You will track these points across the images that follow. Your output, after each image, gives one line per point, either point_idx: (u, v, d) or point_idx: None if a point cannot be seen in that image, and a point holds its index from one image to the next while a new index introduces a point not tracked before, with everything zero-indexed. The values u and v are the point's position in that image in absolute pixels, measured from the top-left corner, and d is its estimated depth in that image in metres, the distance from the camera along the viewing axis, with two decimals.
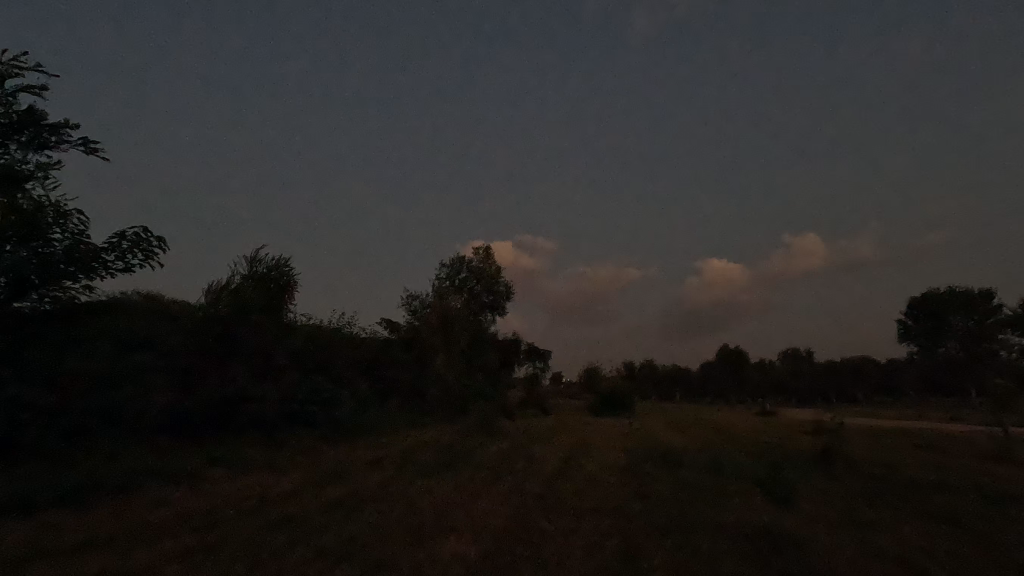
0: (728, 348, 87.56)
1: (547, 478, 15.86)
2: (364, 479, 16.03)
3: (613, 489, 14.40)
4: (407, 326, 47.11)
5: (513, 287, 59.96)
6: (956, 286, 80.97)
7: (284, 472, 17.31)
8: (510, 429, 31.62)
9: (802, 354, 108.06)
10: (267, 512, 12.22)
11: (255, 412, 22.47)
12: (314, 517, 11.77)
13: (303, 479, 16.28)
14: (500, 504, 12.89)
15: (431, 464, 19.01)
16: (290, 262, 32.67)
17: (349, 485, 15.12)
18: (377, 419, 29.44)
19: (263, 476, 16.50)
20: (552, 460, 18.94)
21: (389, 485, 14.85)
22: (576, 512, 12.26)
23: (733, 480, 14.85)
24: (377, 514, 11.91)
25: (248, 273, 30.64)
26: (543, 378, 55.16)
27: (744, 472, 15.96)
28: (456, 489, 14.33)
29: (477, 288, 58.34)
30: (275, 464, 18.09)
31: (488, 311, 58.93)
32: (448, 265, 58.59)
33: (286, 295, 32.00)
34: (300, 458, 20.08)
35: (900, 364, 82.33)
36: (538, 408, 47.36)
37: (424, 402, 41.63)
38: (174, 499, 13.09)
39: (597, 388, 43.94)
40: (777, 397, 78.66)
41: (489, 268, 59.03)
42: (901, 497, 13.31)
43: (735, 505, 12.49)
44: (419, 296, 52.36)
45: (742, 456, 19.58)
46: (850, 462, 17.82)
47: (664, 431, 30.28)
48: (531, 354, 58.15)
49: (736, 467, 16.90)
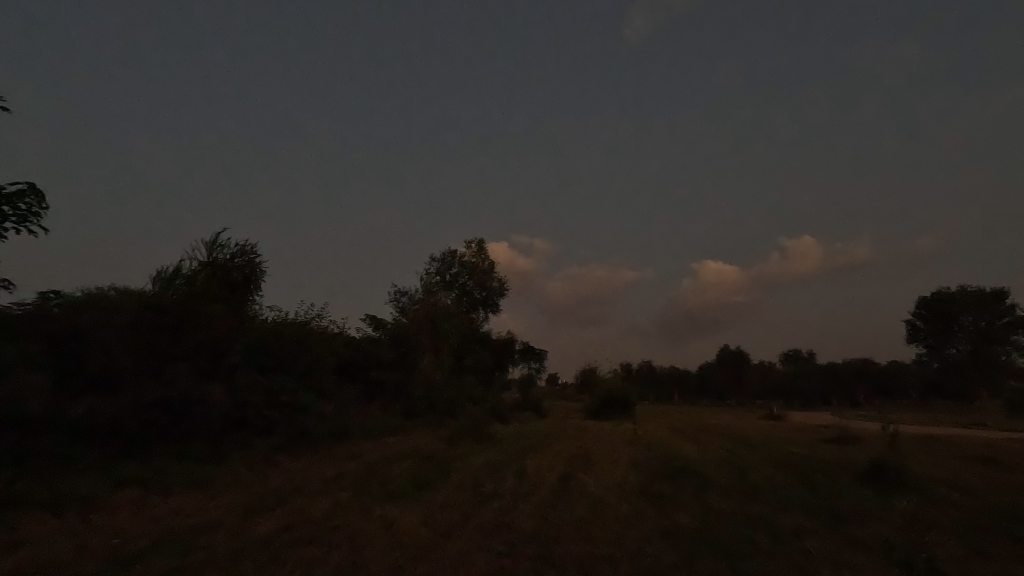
0: (728, 349, 84.78)
1: (541, 504, 12.79)
2: (312, 505, 12.83)
3: (625, 525, 11.24)
4: (392, 323, 43.81)
5: (506, 283, 56.64)
6: (967, 285, 78.21)
7: (218, 495, 14.10)
8: (502, 435, 28.52)
9: (803, 355, 105.28)
10: (157, 561, 9.03)
11: (200, 419, 19.19)
12: (217, 570, 8.61)
13: (238, 504, 13.09)
14: (480, 549, 9.73)
15: (403, 483, 15.84)
16: (255, 248, 29.17)
17: (289, 515, 11.92)
18: (353, 424, 26.27)
19: (187, 501, 13.28)
20: (549, 478, 15.79)
21: (339, 515, 11.70)
22: (578, 563, 9.18)
23: (779, 513, 11.73)
24: (305, 566, 8.77)
25: (207, 260, 27.27)
26: (539, 379, 51.89)
27: (789, 500, 12.82)
28: (423, 522, 11.20)
29: (469, 284, 55.03)
30: (210, 484, 14.92)
31: (480, 308, 55.60)
32: (439, 259, 55.27)
33: (252, 284, 28.57)
34: (248, 473, 16.93)
35: (906, 366, 79.63)
36: (532, 411, 44.21)
37: (409, 405, 38.43)
38: (39, 539, 9.90)
39: (598, 390, 40.81)
40: (780, 400, 75.76)
41: (482, 263, 55.73)
42: (1007, 548, 10.19)
43: (791, 559, 9.38)
44: (407, 292, 49.06)
45: (774, 473, 16.54)
46: (909, 485, 14.79)
47: (674, 439, 27.22)
48: (526, 353, 54.89)
49: (773, 491, 13.82)
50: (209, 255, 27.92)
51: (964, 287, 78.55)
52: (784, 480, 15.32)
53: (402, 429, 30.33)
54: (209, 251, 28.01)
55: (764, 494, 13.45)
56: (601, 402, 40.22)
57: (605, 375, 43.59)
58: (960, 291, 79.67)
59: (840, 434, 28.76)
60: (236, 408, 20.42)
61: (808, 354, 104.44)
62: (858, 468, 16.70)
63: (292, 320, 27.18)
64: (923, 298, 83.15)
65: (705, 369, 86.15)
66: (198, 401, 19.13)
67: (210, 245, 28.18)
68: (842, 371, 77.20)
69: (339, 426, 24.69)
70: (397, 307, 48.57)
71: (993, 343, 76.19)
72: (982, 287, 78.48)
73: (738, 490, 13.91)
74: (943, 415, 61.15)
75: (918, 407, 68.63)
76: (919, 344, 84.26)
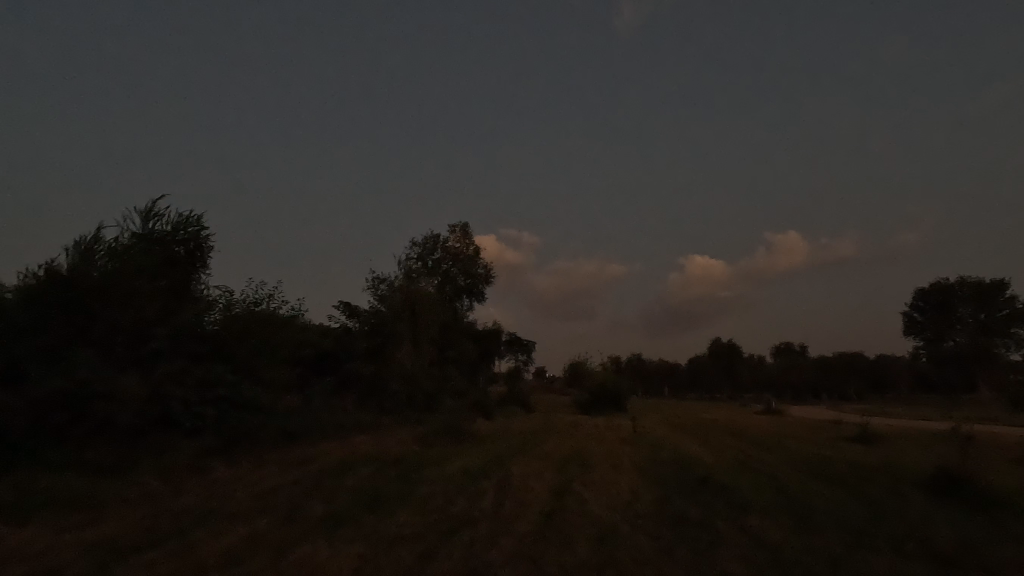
0: (720, 341, 82.38)
1: (525, 539, 9.58)
2: (216, 540, 9.54)
3: None
4: (367, 311, 40.19)
5: (492, 270, 53.05)
6: (966, 275, 75.88)
7: (97, 522, 10.74)
8: (485, 433, 25.29)
9: (793, 347, 103.16)
10: None
11: (109, 418, 15.70)
12: None
13: (114, 540, 9.74)
14: None
15: (353, 500, 12.51)
16: (201, 220, 25.30)
17: (173, 564, 8.58)
18: (314, 421, 22.75)
19: (47, 536, 9.93)
20: (539, 494, 12.54)
21: (241, 563, 8.43)
22: None
23: (857, 562, 8.59)
24: None
25: (141, 232, 23.47)
26: (527, 372, 48.57)
27: (861, 537, 9.68)
28: None
29: (452, 270, 51.47)
30: (94, 509, 11.48)
31: (465, 297, 52.04)
32: (420, 244, 51.60)
33: (197, 260, 24.82)
34: (161, 487, 13.56)
35: (902, 359, 77.59)
36: (518, 405, 41.07)
37: (384, 400, 34.93)
38: None
39: (589, 383, 37.65)
40: (772, 393, 73.41)
41: (466, 248, 52.10)
42: None
43: None
44: (385, 278, 45.35)
45: (815, 486, 13.49)
46: (996, 506, 11.84)
47: (678, 437, 24.14)
48: (514, 344, 51.51)
49: (835, 519, 10.63)
50: (144, 226, 24.09)
51: (964, 278, 76.15)
52: (836, 498, 12.19)
53: (373, 425, 26.93)
54: (144, 222, 24.17)
55: (823, 524, 10.29)
56: (592, 395, 37.11)
57: (596, 367, 40.43)
58: (959, 283, 77.39)
59: (859, 431, 25.74)
60: (157, 405, 16.78)
61: (800, 347, 102.61)
62: (919, 481, 13.64)
63: (241, 301, 23.45)
64: (920, 290, 80.90)
65: (696, 362, 83.71)
66: (106, 395, 15.57)
67: (146, 216, 24.31)
68: (834, 364, 75.07)
69: (292, 425, 21.19)
70: (374, 295, 44.83)
71: (991, 336, 73.97)
72: (982, 279, 76.19)
73: (787, 516, 10.74)
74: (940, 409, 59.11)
75: (912, 400, 66.68)
76: (915, 336, 82.11)
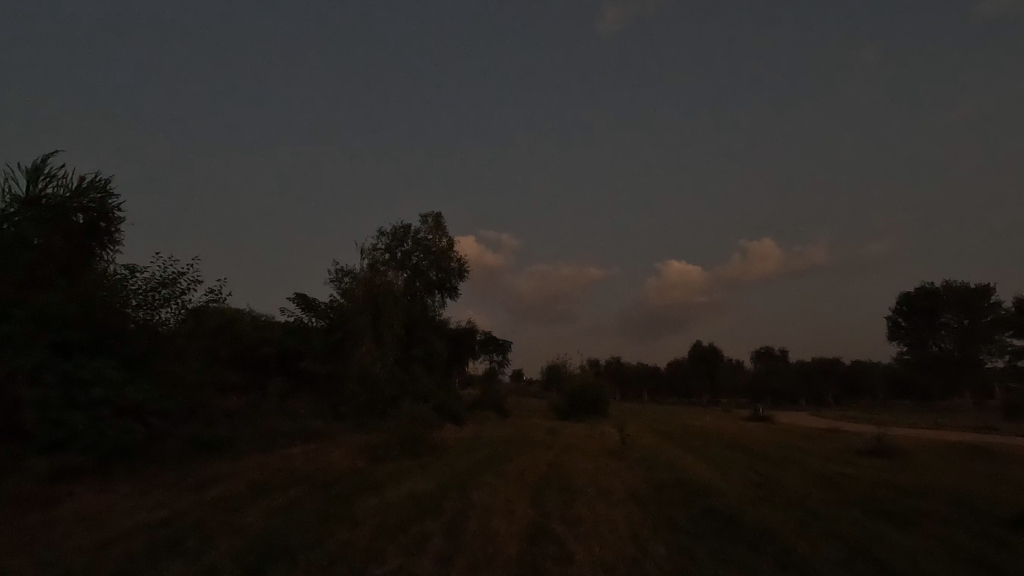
0: (700, 345, 79.86)
1: None
2: None
3: None
4: (326, 305, 35.66)
5: (466, 264, 49.05)
6: (951, 281, 74.44)
7: None
8: (450, 444, 21.51)
9: (771, 352, 101.40)
10: None
11: None
12: None
13: None
14: None
15: (231, 554, 8.65)
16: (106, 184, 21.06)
17: None
18: (239, 426, 18.70)
19: None
20: (503, 543, 8.92)
21: None
22: None
23: None
24: None
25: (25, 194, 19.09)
26: (503, 373, 44.79)
27: None
28: None
29: (422, 263, 47.30)
30: None
31: (436, 293, 47.93)
32: (387, 235, 47.38)
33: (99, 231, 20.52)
34: None
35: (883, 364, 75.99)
36: (491, 410, 37.35)
37: (339, 403, 30.86)
38: None
39: (568, 385, 34.17)
40: (753, 398, 70.96)
41: (438, 241, 48.04)
42: None
43: None
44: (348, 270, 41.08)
45: (877, 528, 10.17)
46: None
47: (675, 450, 20.71)
48: (489, 344, 47.60)
49: None
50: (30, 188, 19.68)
51: (950, 283, 74.67)
52: (923, 553, 8.85)
53: (320, 433, 23.03)
54: (32, 185, 19.79)
55: None
56: (570, 400, 33.62)
57: (576, 369, 36.92)
58: (944, 288, 75.85)
59: (877, 443, 22.54)
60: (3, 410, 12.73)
61: (781, 352, 100.67)
62: (1010, 522, 10.42)
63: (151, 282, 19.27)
64: (905, 294, 79.20)
65: (676, 365, 80.95)
66: None
67: (33, 176, 19.86)
68: (816, 368, 73.13)
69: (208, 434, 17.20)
70: (336, 287, 40.56)
71: (976, 343, 72.49)
72: (967, 284, 74.76)
73: None
74: (926, 416, 57.30)
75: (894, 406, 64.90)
76: (898, 342, 80.59)
